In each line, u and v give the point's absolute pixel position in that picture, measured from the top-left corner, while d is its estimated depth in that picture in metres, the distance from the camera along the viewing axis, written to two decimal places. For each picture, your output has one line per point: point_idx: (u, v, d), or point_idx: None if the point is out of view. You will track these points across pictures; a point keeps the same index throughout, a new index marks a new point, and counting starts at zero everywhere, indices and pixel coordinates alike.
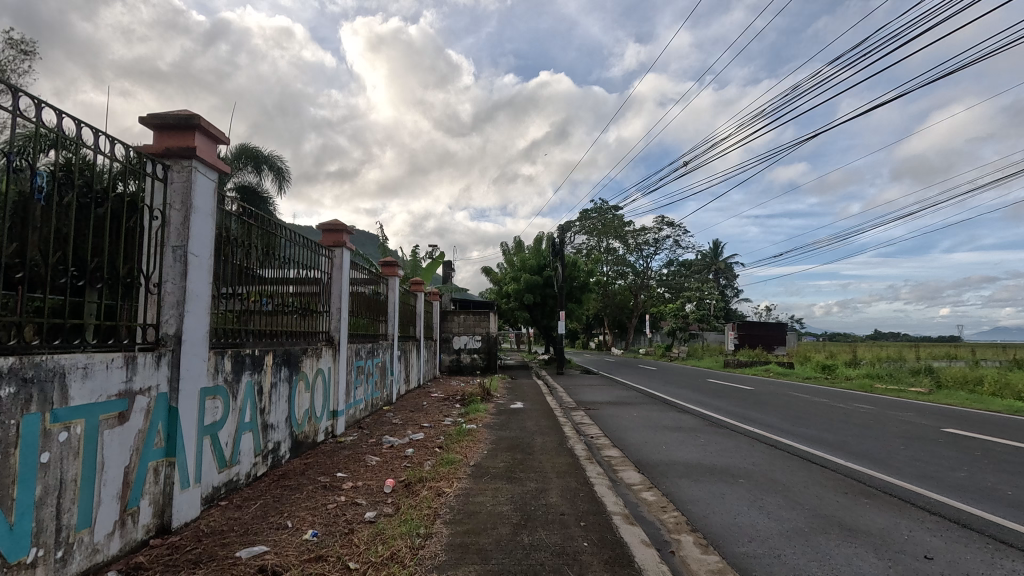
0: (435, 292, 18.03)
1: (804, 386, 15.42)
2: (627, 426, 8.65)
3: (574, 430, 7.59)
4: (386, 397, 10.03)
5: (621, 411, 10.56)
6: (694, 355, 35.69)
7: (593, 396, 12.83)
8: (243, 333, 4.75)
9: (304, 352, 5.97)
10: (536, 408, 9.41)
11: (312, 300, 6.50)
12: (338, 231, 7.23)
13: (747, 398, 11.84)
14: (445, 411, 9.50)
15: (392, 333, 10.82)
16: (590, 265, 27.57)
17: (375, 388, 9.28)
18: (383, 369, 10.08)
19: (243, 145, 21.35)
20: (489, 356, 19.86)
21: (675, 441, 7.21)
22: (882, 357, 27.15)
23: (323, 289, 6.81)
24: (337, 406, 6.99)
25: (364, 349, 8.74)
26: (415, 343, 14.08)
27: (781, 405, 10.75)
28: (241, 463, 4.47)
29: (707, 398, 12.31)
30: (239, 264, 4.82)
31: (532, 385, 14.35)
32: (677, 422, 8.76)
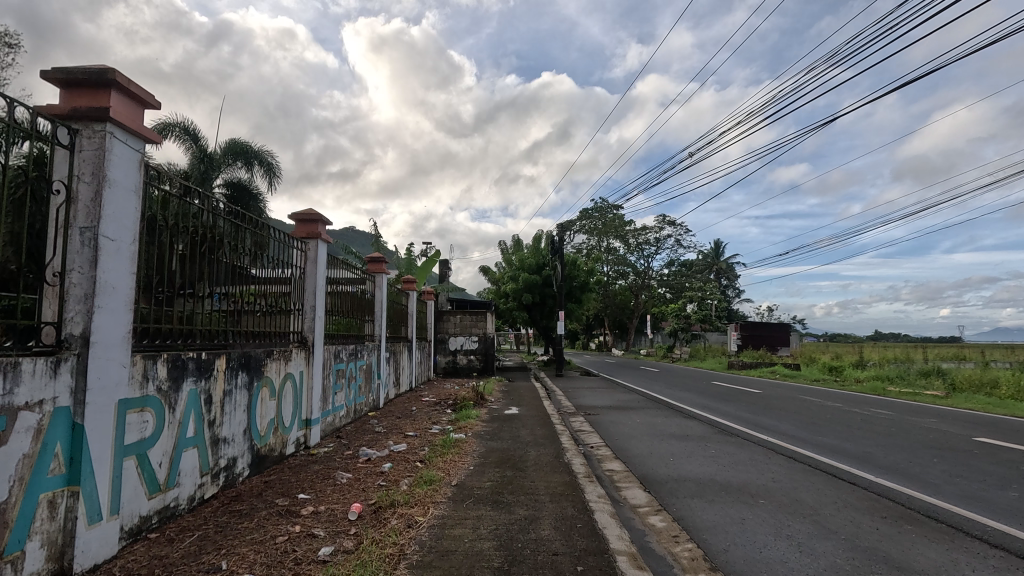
0: (430, 291, 17.32)
1: (814, 389, 14.71)
2: (631, 433, 8.01)
3: (573, 441, 6.92)
4: (372, 402, 9.37)
5: (623, 417, 9.89)
6: (697, 356, 35.00)
7: (593, 400, 12.16)
8: (229, 334, 4.78)
9: (269, 355, 5.32)
10: (533, 414, 8.76)
11: (280, 298, 5.86)
12: (314, 222, 6.56)
13: (756, 403, 11.22)
14: (434, 417, 8.84)
15: (380, 335, 10.15)
16: (591, 264, 26.89)
17: (359, 393, 8.62)
18: (370, 373, 9.41)
19: (233, 141, 20.65)
20: (486, 357, 19.22)
21: (683, 452, 6.55)
22: (890, 359, 26.38)
23: (294, 285, 6.17)
24: (310, 414, 6.34)
25: (346, 351, 8.07)
26: (407, 344, 13.38)
27: (793, 410, 10.14)
28: (181, 485, 3.83)
29: (713, 402, 11.63)
30: (223, 262, 4.74)
31: (529, 389, 13.68)
32: (684, 430, 8.11)
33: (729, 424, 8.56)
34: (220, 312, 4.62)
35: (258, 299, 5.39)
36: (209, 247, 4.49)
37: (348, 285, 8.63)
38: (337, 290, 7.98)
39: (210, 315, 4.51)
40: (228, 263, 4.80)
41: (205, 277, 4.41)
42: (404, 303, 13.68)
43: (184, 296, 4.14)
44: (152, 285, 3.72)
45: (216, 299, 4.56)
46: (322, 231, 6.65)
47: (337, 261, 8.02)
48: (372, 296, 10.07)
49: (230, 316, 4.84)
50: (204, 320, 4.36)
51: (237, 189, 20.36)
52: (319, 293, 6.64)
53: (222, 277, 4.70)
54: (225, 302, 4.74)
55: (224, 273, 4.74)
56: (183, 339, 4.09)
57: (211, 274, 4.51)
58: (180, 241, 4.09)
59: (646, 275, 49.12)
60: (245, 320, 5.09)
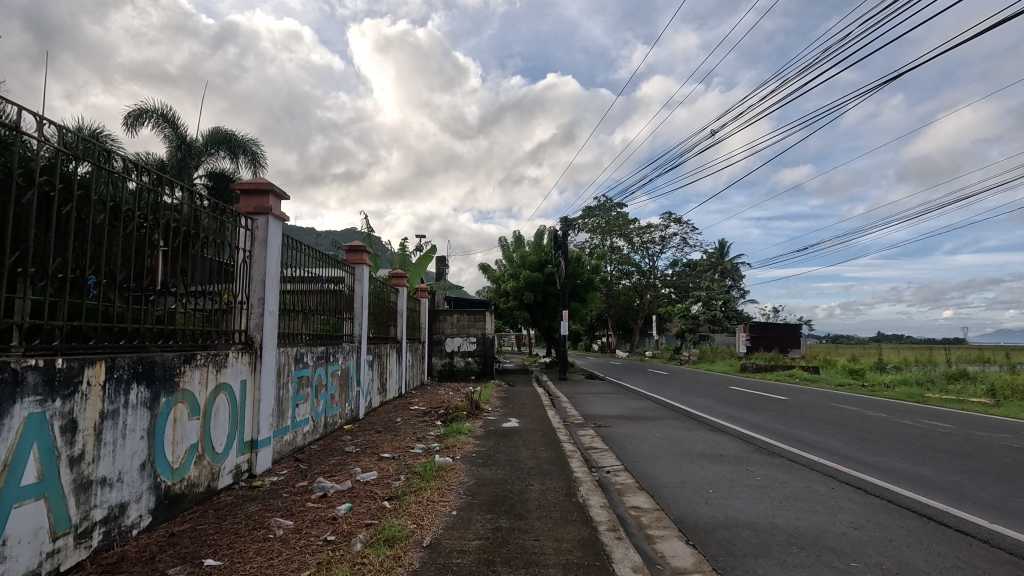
0: (423, 288, 16.06)
1: (843, 395, 13.40)
2: (653, 454, 6.72)
3: (584, 465, 5.64)
4: (348, 413, 8.06)
5: (639, 430, 8.62)
6: (705, 359, 33.68)
7: (602, 409, 10.87)
8: (201, 334, 4.37)
9: (182, 360, 3.94)
10: (536, 428, 7.46)
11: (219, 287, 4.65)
12: (264, 193, 5.28)
13: (786, 413, 9.99)
14: (420, 431, 7.57)
15: (360, 335, 8.84)
16: (595, 261, 25.60)
17: (330, 404, 7.31)
18: (347, 379, 8.11)
19: (215, 129, 19.39)
20: (485, 359, 17.97)
21: (724, 482, 5.27)
22: (911, 360, 25.05)
23: (236, 268, 4.90)
24: (255, 435, 5.03)
25: (314, 354, 6.77)
26: (396, 347, 12.06)
27: (832, 421, 8.91)
28: (8, 559, 2.55)
29: (739, 411, 10.32)
30: (190, 254, 4.28)
31: (530, 395, 12.39)
32: (718, 450, 6.83)
33: (766, 441, 7.34)
34: (202, 310, 4.40)
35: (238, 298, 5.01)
36: (189, 242, 4.30)
37: (321, 278, 7.33)
38: (305, 282, 6.68)
39: (176, 312, 4.06)
40: (213, 260, 4.60)
41: (187, 273, 4.23)
42: (393, 301, 12.38)
43: (165, 295, 3.96)
44: (126, 282, 3.55)
45: (198, 297, 4.34)
46: (274, 204, 5.35)
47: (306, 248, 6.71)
48: (352, 292, 8.77)
49: (214, 314, 4.58)
50: (160, 316, 3.88)
51: (218, 180, 19.12)
52: (271, 280, 5.35)
53: (206, 274, 4.49)
54: (210, 300, 4.50)
55: (207, 270, 4.51)
56: (134, 339, 3.64)
57: (193, 270, 4.32)
58: (160, 237, 3.93)
59: (651, 275, 47.82)
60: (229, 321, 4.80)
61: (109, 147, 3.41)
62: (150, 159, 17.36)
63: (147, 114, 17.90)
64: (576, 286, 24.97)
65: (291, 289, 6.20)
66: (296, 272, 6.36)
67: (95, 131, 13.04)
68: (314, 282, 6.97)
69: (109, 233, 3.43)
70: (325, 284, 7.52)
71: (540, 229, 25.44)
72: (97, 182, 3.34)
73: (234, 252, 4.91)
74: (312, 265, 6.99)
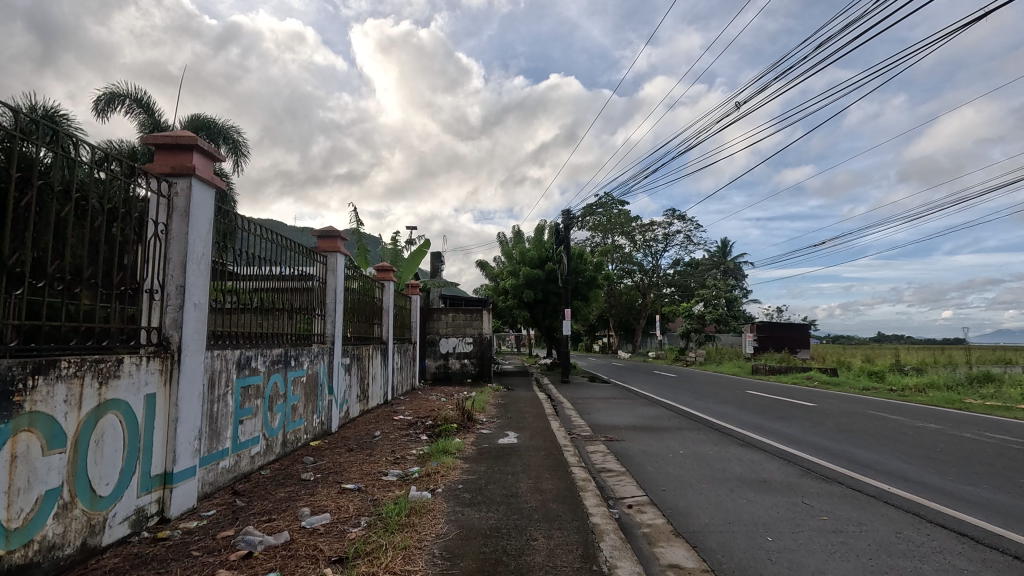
0: (414, 284, 14.86)
1: (875, 402, 12.17)
2: (681, 479, 5.51)
3: (602, 501, 4.40)
4: (315, 428, 6.79)
5: (660, 446, 7.40)
6: (711, 360, 32.50)
7: (612, 418, 9.64)
8: (163, 334, 3.85)
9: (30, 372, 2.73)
10: (538, 446, 6.23)
11: (160, 276, 3.87)
12: (186, 150, 4.05)
13: (822, 423, 8.79)
14: (401, 450, 6.34)
15: (334, 335, 7.60)
16: (599, 257, 24.33)
17: (290, 419, 6.05)
18: (315, 387, 6.86)
19: (193, 116, 18.18)
20: (482, 361, 16.78)
21: (785, 526, 4.08)
22: (931, 361, 23.89)
23: (155, 249, 3.84)
24: (171, 466, 3.79)
25: (269, 357, 5.53)
26: (382, 349, 10.81)
27: (883, 435, 7.67)
28: None
29: (771, 422, 9.06)
30: (162, 250, 3.92)
31: (531, 402, 11.15)
32: (759, 474, 5.60)
33: (814, 461, 6.13)
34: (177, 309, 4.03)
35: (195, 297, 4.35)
36: (159, 237, 3.90)
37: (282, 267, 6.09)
38: (259, 272, 5.43)
39: (146, 309, 3.75)
40: (169, 256, 3.94)
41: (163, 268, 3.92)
42: (378, 299, 11.12)
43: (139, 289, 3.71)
44: (90, 277, 3.25)
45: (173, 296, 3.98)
46: (200, 164, 4.12)
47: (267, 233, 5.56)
48: (324, 285, 7.50)
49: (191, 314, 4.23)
50: (130, 313, 3.59)
51: None
52: (197, 264, 4.11)
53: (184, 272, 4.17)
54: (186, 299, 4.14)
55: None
56: (103, 341, 3.37)
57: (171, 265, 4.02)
58: (130, 230, 3.61)
59: (653, 274, 46.60)
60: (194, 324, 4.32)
61: (64, 131, 3.07)
62: (121, 147, 16.12)
63: (120, 98, 16.66)
64: (578, 284, 23.77)
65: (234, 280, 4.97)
66: (251, 260, 5.21)
67: (50, 110, 11.79)
68: (274, 272, 5.75)
69: (67, 224, 3.09)
70: (289, 276, 6.28)
71: (541, 225, 24.22)
72: (53, 167, 3.02)
73: (156, 229, 3.86)
74: (272, 252, 5.73)
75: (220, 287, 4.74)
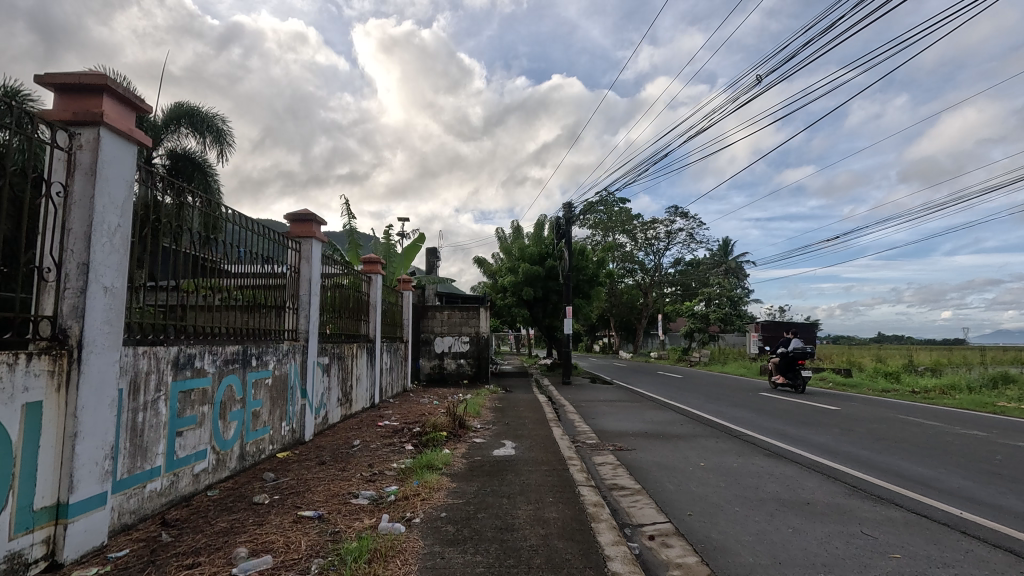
0: (406, 280, 14.02)
1: (901, 405, 11.31)
2: (708, 500, 4.70)
3: (619, 533, 3.57)
4: (282, 437, 5.91)
5: (677, 456, 6.57)
6: (715, 361, 31.65)
7: (620, 424, 8.78)
8: (60, 321, 3.01)
9: None
10: (540, 459, 5.39)
11: (55, 245, 3.02)
12: (93, 93, 3.17)
13: (853, 430, 7.94)
14: (381, 463, 5.47)
15: (309, 331, 6.73)
16: (601, 254, 23.49)
17: (248, 429, 5.16)
18: (283, 391, 6.00)
19: (177, 104, 17.35)
20: (480, 361, 15.93)
21: (852, 567, 3.25)
22: (943, 361, 23.12)
23: (47, 214, 2.98)
24: (65, 497, 2.93)
25: (220, 357, 4.66)
26: (369, 348, 9.96)
27: (928, 445, 6.81)
28: None
29: (796, 429, 8.20)
30: (71, 222, 3.08)
31: (530, 405, 10.28)
32: (797, 494, 4.80)
33: (866, 480, 5.25)
34: (160, 306, 3.92)
35: (180, 292, 4.24)
36: (65, 209, 3.08)
37: (258, 257, 5.57)
38: (222, 260, 4.85)
39: (62, 295, 3.03)
40: (72, 226, 3.08)
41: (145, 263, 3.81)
42: (366, 293, 10.26)
43: (54, 273, 3.01)
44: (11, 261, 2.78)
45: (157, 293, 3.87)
46: (112, 112, 3.24)
47: (249, 223, 5.36)
48: (298, 276, 6.62)
49: (174, 310, 4.12)
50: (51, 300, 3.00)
51: (181, 161, 17.16)
52: (108, 236, 3.24)
53: (169, 267, 4.07)
54: (170, 294, 4.04)
55: (168, 261, 4.09)
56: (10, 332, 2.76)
57: (155, 261, 3.91)
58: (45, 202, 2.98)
59: (655, 273, 45.71)
60: (181, 321, 4.17)
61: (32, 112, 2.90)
62: None
63: None
64: (579, 282, 22.92)
65: (203, 273, 4.53)
66: (233, 255, 5.06)
67: (12, 90, 10.88)
68: (248, 263, 5.33)
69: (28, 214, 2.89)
70: (254, 265, 5.47)
71: (541, 220, 23.38)
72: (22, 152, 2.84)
73: (55, 190, 3.04)
74: (241, 244, 5.18)
75: (208, 282, 4.58)
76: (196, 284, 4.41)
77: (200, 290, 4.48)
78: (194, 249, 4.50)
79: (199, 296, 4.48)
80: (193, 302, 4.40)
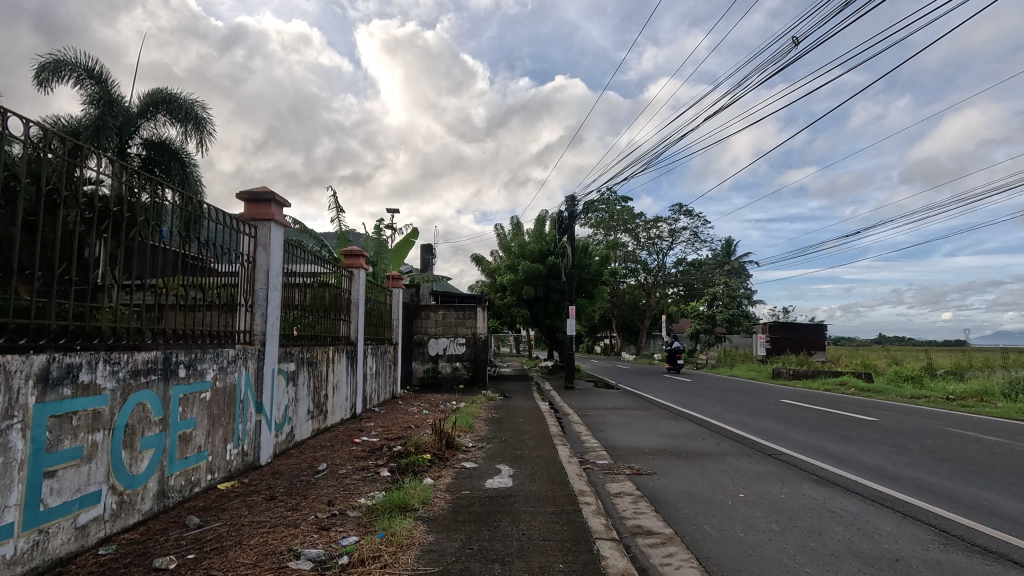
0: (397, 277, 12.91)
1: (942, 415, 10.21)
2: (760, 554, 3.60)
3: None
4: (228, 463, 4.81)
5: (709, 481, 5.49)
6: (723, 363, 30.49)
7: (633, 439, 7.70)
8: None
9: None
10: (544, 495, 4.26)
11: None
12: None
13: (905, 447, 6.87)
14: (345, 498, 4.39)
15: (270, 333, 5.65)
16: (604, 251, 22.39)
17: (170, 457, 4.01)
18: (231, 406, 4.89)
19: (154, 89, 16.19)
20: (476, 364, 14.82)
21: None
22: (966, 364, 21.96)
23: None
24: None
25: (124, 366, 3.55)
26: (350, 352, 8.87)
27: (1007, 471, 5.73)
28: None
29: (839, 445, 7.10)
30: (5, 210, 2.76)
31: (531, 415, 9.20)
32: (879, 547, 3.70)
33: (978, 531, 4.07)
34: (133, 306, 3.72)
35: (158, 291, 4.02)
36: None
37: (234, 254, 5.13)
38: (207, 260, 4.68)
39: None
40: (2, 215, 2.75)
41: (121, 262, 3.65)
42: (347, 290, 9.14)
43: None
44: None
45: (132, 292, 3.71)
46: None
47: (234, 224, 5.13)
48: (253, 266, 5.49)
49: (149, 309, 3.91)
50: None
51: (159, 151, 16.04)
52: None
53: (147, 264, 3.90)
54: (144, 293, 3.85)
55: (146, 260, 3.90)
56: None
57: (131, 259, 3.75)
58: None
59: (659, 272, 44.54)
60: (157, 322, 3.95)
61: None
62: (62, 121, 14.10)
63: (67, 67, 14.62)
64: (582, 280, 21.82)
65: (189, 272, 4.41)
66: (220, 255, 4.89)
67: None
68: (235, 264, 5.10)
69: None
70: (208, 254, 4.72)
71: (541, 216, 22.27)
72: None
73: None
74: (226, 242, 4.95)
75: (187, 280, 4.37)
76: (173, 283, 4.18)
77: (179, 289, 4.25)
78: (183, 247, 4.40)
79: (177, 295, 4.23)
80: (171, 303, 4.16)
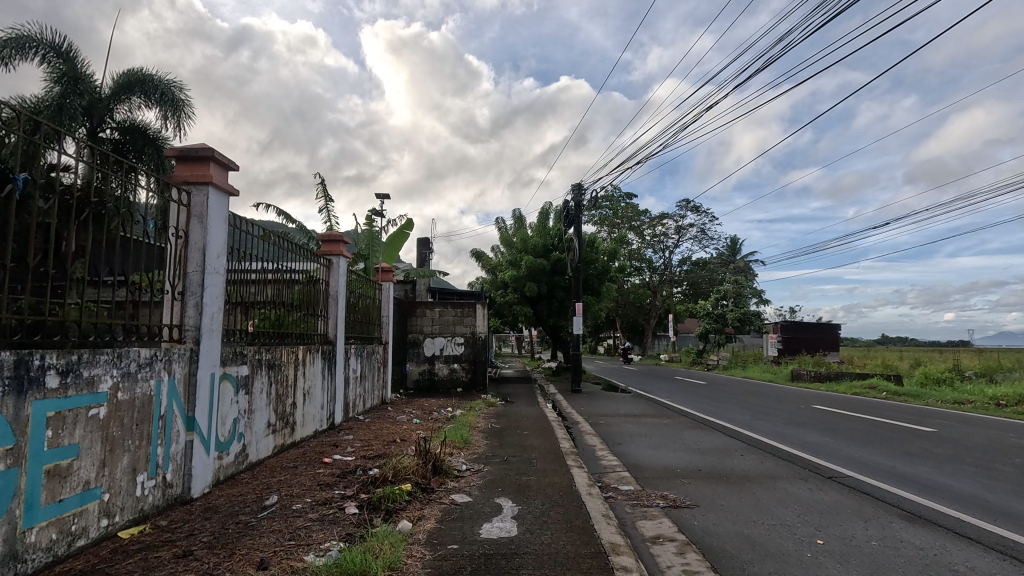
0: (388, 270, 11.66)
1: (1004, 424, 8.94)
2: None
3: None
4: (133, 503, 3.58)
5: (769, 518, 4.27)
6: (734, 365, 29.16)
7: (659, 456, 6.48)
8: None
9: None
10: (565, 557, 3.02)
11: None
12: None
13: (995, 469, 5.62)
14: (286, 552, 3.21)
15: (210, 329, 4.46)
16: (611, 246, 21.16)
17: (19, 505, 2.76)
18: (146, 425, 3.72)
19: (128, 70, 15.00)
20: (476, 366, 13.59)
21: None
22: (997, 364, 20.63)
23: None
24: None
25: None
26: (328, 354, 7.67)
27: None
28: None
29: (908, 466, 5.86)
30: None
31: (536, 426, 7.99)
32: None
33: None
34: (105, 303, 3.43)
35: (134, 287, 3.73)
36: None
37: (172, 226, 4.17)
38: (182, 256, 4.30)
39: None
40: None
41: (94, 255, 3.38)
42: (324, 281, 7.92)
43: None
44: None
45: (104, 289, 3.40)
46: None
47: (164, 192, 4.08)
48: (184, 243, 4.30)
49: (120, 307, 3.58)
50: None
51: (132, 135, 14.84)
52: None
53: (124, 258, 3.61)
54: (119, 290, 3.52)
55: (122, 253, 3.59)
56: None
57: (108, 252, 3.48)
58: None
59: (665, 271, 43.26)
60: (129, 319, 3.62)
61: None
62: (24, 100, 12.91)
63: (30, 43, 13.41)
64: (588, 277, 20.60)
65: (169, 268, 4.10)
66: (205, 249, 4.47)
67: None
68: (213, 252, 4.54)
69: None
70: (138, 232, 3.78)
71: (544, 209, 21.08)
72: None
73: None
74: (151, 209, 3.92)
75: (163, 278, 4.03)
76: (151, 279, 3.89)
77: (156, 285, 3.96)
78: (161, 242, 4.06)
79: (154, 292, 3.95)
80: (146, 299, 3.86)
